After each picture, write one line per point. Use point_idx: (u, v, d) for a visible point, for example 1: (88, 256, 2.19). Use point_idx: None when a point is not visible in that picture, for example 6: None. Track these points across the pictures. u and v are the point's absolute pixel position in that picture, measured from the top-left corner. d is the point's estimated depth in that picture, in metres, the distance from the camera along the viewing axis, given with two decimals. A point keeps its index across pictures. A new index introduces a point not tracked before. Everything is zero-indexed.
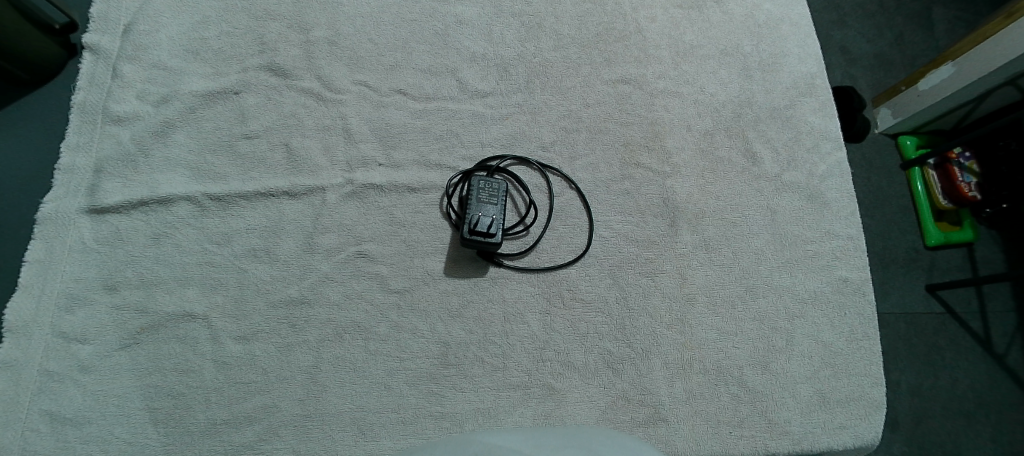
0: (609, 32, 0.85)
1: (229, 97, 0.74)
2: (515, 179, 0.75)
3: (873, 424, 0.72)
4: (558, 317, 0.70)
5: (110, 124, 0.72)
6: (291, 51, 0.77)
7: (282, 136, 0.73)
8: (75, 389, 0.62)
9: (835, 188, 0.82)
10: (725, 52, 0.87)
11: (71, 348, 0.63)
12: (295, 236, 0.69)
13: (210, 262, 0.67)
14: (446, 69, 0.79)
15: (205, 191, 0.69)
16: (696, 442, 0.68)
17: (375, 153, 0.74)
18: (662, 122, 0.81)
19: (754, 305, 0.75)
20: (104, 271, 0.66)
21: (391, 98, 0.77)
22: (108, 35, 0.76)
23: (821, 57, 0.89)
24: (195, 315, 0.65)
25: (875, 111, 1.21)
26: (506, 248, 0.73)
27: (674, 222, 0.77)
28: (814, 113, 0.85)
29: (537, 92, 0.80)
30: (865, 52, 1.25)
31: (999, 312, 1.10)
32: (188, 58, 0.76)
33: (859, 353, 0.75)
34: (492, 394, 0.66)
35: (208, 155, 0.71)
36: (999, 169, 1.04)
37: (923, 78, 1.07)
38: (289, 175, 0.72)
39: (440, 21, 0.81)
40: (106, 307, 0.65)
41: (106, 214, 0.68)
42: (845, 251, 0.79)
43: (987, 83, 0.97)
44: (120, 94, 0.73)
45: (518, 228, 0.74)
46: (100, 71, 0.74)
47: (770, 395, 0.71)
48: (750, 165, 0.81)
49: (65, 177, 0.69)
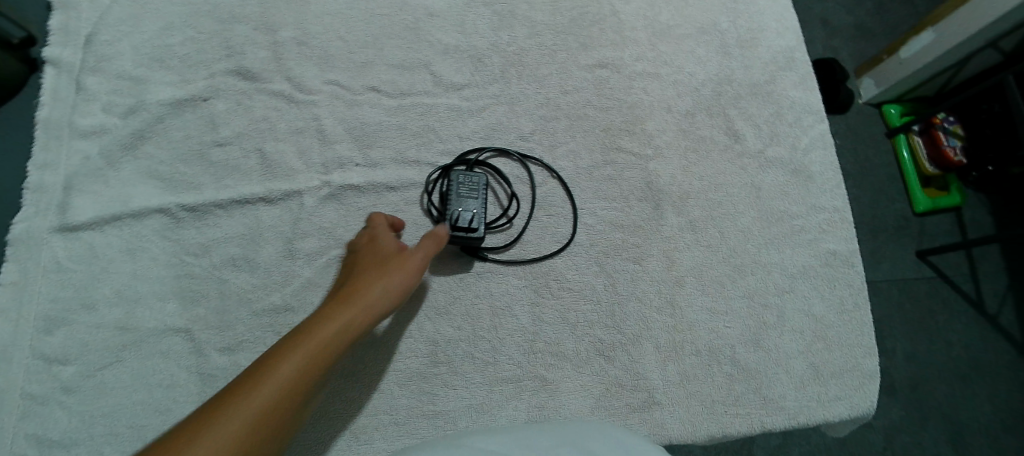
0: (583, 17, 0.83)
1: (198, 105, 0.72)
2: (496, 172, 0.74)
3: (867, 393, 0.72)
4: (547, 308, 0.70)
5: (77, 139, 0.70)
6: (258, 54, 0.75)
7: (254, 141, 0.72)
8: (59, 411, 0.60)
9: (819, 161, 0.81)
10: (702, 30, 0.86)
11: (53, 370, 0.62)
12: (275, 242, 0.68)
13: (189, 274, 0.66)
14: (419, 63, 0.78)
15: (179, 202, 0.68)
16: (693, 424, 0.68)
17: (351, 153, 0.72)
18: (641, 105, 0.80)
19: (742, 283, 0.74)
20: (81, 290, 0.65)
21: (365, 96, 0.75)
22: (70, 47, 0.73)
23: (799, 30, 0.89)
24: (177, 329, 0.64)
25: (858, 81, 1.20)
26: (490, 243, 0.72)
27: (658, 205, 0.76)
28: (794, 86, 0.85)
29: (513, 82, 0.79)
30: (845, 23, 1.24)
31: (990, 274, 1.10)
32: (153, 67, 0.73)
33: (850, 324, 0.75)
34: (485, 389, 0.65)
35: (180, 165, 0.70)
36: (984, 132, 1.03)
37: (904, 46, 1.06)
38: (264, 180, 0.70)
39: (410, 14, 0.79)
40: (86, 326, 0.63)
41: (79, 232, 0.66)
42: (832, 224, 0.79)
43: (969, 46, 0.96)
44: (85, 108, 0.71)
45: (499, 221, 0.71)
46: (63, 85, 0.71)
47: (763, 371, 0.71)
48: (733, 143, 0.80)
49: (34, 196, 0.67)
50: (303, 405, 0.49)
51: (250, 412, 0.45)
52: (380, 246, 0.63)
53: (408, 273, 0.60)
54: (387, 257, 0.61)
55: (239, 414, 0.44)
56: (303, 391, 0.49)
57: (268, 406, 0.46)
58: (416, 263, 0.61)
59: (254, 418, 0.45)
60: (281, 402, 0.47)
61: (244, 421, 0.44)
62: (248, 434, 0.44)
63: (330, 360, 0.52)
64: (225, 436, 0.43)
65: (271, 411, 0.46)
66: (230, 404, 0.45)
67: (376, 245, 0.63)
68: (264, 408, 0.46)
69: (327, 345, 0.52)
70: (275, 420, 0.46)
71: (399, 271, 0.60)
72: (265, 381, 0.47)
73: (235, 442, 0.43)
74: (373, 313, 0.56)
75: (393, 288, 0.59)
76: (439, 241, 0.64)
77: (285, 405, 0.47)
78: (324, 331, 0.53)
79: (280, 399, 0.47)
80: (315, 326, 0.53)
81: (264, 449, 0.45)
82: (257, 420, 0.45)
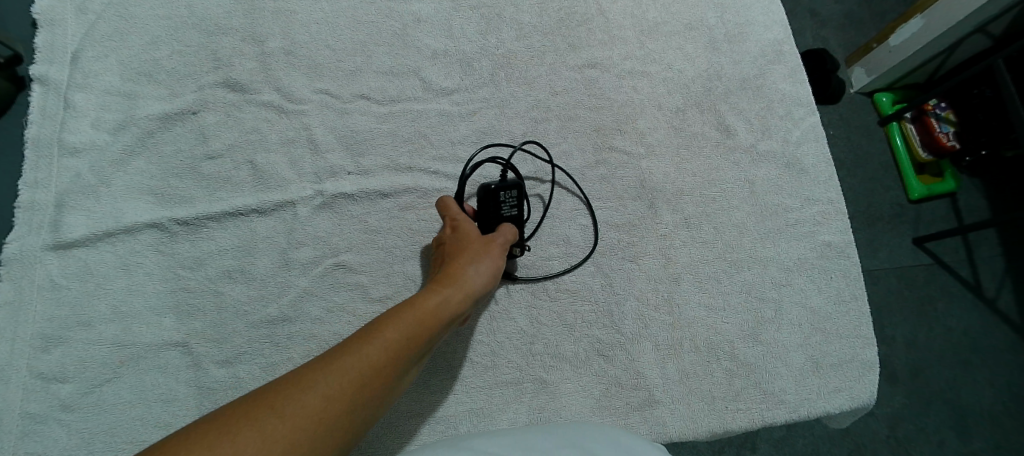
0: (570, 17, 0.83)
1: (187, 118, 0.72)
2: (519, 195, 0.65)
3: (867, 384, 0.73)
4: (545, 310, 0.70)
5: (67, 156, 0.69)
6: (246, 65, 0.75)
7: (245, 153, 0.72)
8: (59, 430, 0.60)
9: (811, 154, 0.82)
10: (690, 26, 0.86)
11: (51, 389, 0.61)
12: (269, 254, 0.68)
13: (185, 288, 0.66)
14: (408, 69, 0.77)
15: (172, 216, 0.68)
16: (694, 420, 0.68)
17: (343, 161, 0.72)
18: (631, 104, 0.80)
19: (739, 278, 0.74)
20: (76, 308, 0.64)
21: (354, 104, 0.75)
22: (56, 64, 0.72)
23: (787, 23, 0.89)
24: (175, 344, 0.64)
25: (849, 71, 1.20)
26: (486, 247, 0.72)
27: (652, 203, 0.76)
28: (784, 79, 0.85)
29: (502, 85, 0.78)
30: (834, 13, 1.24)
31: (987, 259, 1.10)
32: (141, 81, 0.73)
33: (848, 316, 0.75)
34: (485, 393, 0.66)
35: (173, 179, 0.70)
36: (976, 117, 1.04)
37: (893, 33, 1.07)
38: (256, 191, 0.70)
39: (397, 20, 0.79)
40: (82, 343, 0.63)
41: (72, 249, 0.66)
42: (827, 216, 0.79)
43: (958, 32, 0.96)
44: (75, 124, 0.70)
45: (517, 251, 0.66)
46: (51, 102, 0.71)
47: (761, 365, 0.71)
48: (725, 138, 0.80)
49: (25, 214, 0.66)
50: (406, 372, 0.50)
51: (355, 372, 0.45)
52: (465, 229, 0.63)
53: (494, 256, 0.61)
54: (472, 240, 0.61)
55: (348, 370, 0.45)
56: (404, 358, 0.49)
57: (375, 366, 0.47)
58: (500, 248, 0.62)
59: (362, 374, 0.45)
60: (388, 364, 0.48)
61: (354, 376, 0.45)
62: (357, 388, 0.45)
63: (430, 331, 0.52)
64: (336, 387, 0.44)
65: (378, 373, 0.46)
66: (339, 358, 0.46)
67: (465, 228, 0.63)
68: (371, 367, 0.46)
69: (426, 317, 0.52)
70: (381, 380, 0.47)
71: (486, 252, 0.60)
72: (372, 342, 0.48)
73: (346, 394, 0.44)
74: (465, 291, 0.57)
75: (482, 270, 0.59)
76: (513, 237, 0.64)
77: (391, 367, 0.48)
78: (423, 305, 0.53)
79: (384, 362, 0.47)
80: (414, 299, 0.54)
81: (370, 406, 0.45)
82: (365, 377, 0.45)
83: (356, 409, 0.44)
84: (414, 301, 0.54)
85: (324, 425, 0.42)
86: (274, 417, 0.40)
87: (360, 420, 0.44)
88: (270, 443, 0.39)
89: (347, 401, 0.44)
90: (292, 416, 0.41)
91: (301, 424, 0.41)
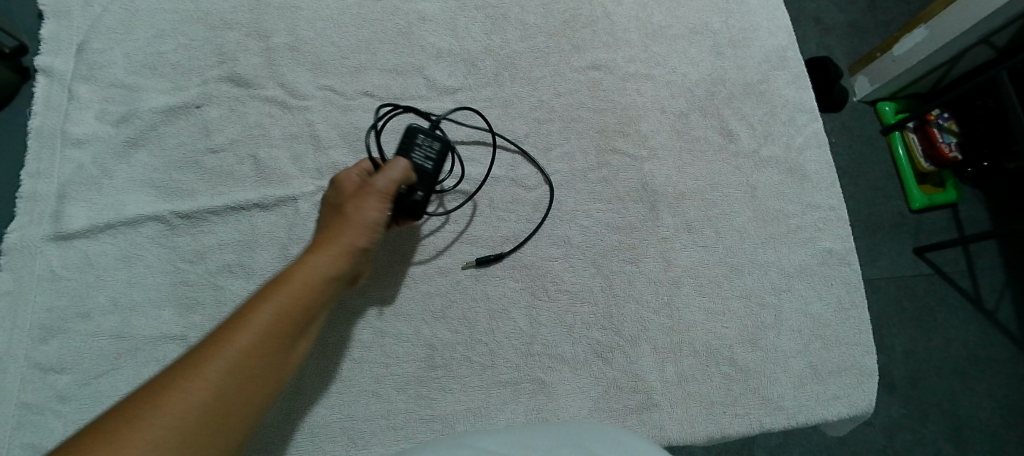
0: (575, 19, 0.83)
1: (191, 112, 0.72)
2: (439, 153, 0.64)
3: (865, 391, 0.73)
4: (544, 311, 0.69)
5: (70, 147, 0.69)
6: (251, 61, 0.75)
7: (248, 148, 0.72)
8: (55, 421, 0.60)
9: (814, 160, 0.82)
10: (695, 31, 0.86)
11: (48, 379, 0.61)
12: (269, 249, 0.68)
13: (184, 281, 0.66)
14: (412, 68, 0.78)
15: (174, 210, 0.68)
16: (691, 425, 0.68)
17: (345, 158, 0.72)
18: (635, 106, 0.81)
19: (739, 283, 0.74)
20: (75, 299, 0.64)
21: (358, 101, 0.75)
22: (62, 56, 0.72)
23: (792, 29, 0.89)
24: (173, 337, 0.64)
25: (852, 79, 1.20)
26: (476, 233, 0.72)
27: (653, 206, 0.76)
28: (788, 85, 0.85)
29: (506, 85, 0.79)
30: (838, 21, 1.24)
31: (988, 269, 1.10)
32: (146, 74, 0.73)
33: (848, 323, 0.75)
34: (482, 392, 0.66)
35: (174, 172, 0.70)
36: (978, 128, 1.04)
37: (897, 43, 1.07)
38: (258, 187, 0.70)
39: (402, 18, 0.79)
40: (81, 335, 0.63)
41: (73, 240, 0.66)
42: (829, 222, 0.79)
43: (962, 43, 0.97)
44: (79, 116, 0.70)
45: (417, 197, 0.62)
46: (55, 93, 0.71)
47: (760, 370, 0.71)
48: (727, 143, 0.80)
49: (27, 205, 0.66)
50: (289, 342, 0.51)
51: (235, 349, 0.47)
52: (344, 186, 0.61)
53: (374, 204, 0.59)
54: (350, 198, 0.60)
55: (223, 353, 0.46)
56: (287, 326, 0.51)
57: (246, 347, 0.47)
58: (382, 194, 0.59)
59: (244, 349, 0.47)
60: (269, 333, 0.49)
61: (228, 360, 0.46)
62: (243, 361, 0.46)
63: (311, 295, 0.53)
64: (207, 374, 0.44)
65: (252, 351, 0.47)
66: (210, 348, 0.46)
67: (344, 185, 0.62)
68: (249, 342, 0.48)
69: (303, 284, 0.53)
70: (266, 348, 0.48)
71: (364, 205, 0.59)
72: (243, 327, 0.48)
73: (223, 377, 0.45)
74: (340, 255, 0.57)
75: (360, 224, 0.59)
76: (402, 176, 0.60)
77: (274, 335, 0.49)
78: (298, 274, 0.54)
79: (258, 339, 0.48)
80: (287, 271, 0.54)
81: (260, 375, 0.47)
82: (246, 351, 0.47)
83: (246, 380, 0.46)
84: (283, 278, 0.53)
85: (204, 411, 0.43)
86: (149, 414, 0.41)
87: (247, 399, 0.46)
88: (156, 432, 0.40)
89: (223, 382, 0.45)
90: (164, 408, 0.41)
91: (188, 408, 0.42)
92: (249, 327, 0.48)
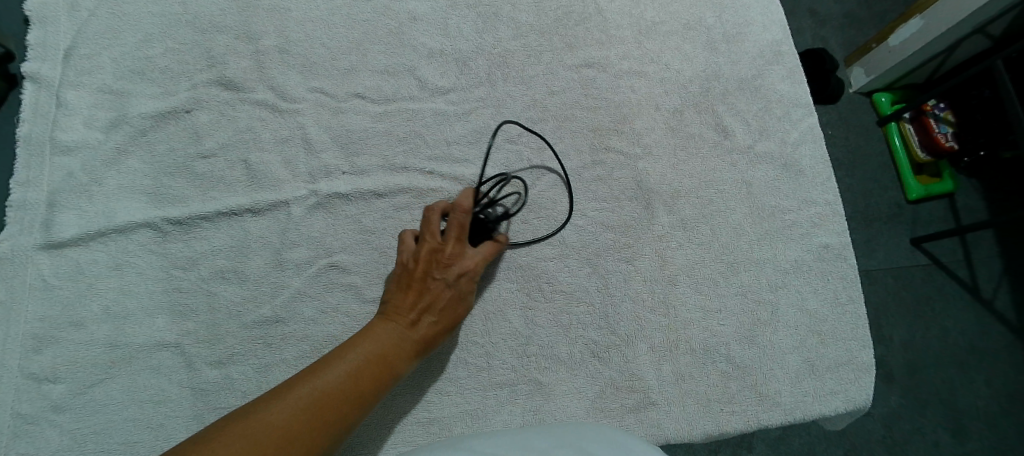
0: (567, 17, 0.82)
1: (181, 117, 0.72)
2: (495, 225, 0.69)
3: (863, 386, 0.73)
4: (540, 311, 0.69)
5: (59, 155, 0.69)
6: (241, 64, 0.74)
7: (238, 152, 0.71)
8: (51, 430, 0.60)
9: (809, 155, 0.81)
10: (688, 26, 0.85)
11: (42, 389, 0.61)
12: (262, 254, 0.67)
13: (177, 288, 0.66)
14: (403, 68, 0.77)
15: (165, 216, 0.67)
16: (688, 423, 0.68)
17: (337, 161, 0.72)
18: (628, 104, 0.80)
19: (736, 279, 0.74)
20: (67, 308, 0.64)
21: (350, 103, 0.74)
22: (48, 62, 0.72)
23: (786, 23, 0.88)
24: (167, 344, 0.64)
25: (848, 71, 1.19)
26: None
27: (648, 204, 0.75)
28: (782, 81, 0.84)
29: (498, 84, 0.78)
30: (833, 13, 1.24)
31: (986, 259, 1.10)
32: (134, 79, 0.73)
33: (845, 318, 0.75)
34: (479, 394, 0.66)
35: (165, 178, 0.69)
36: (974, 117, 1.04)
37: (893, 34, 1.06)
38: (250, 191, 0.69)
39: (393, 18, 0.79)
40: (74, 343, 0.63)
41: (64, 249, 0.65)
42: (824, 217, 0.79)
43: (958, 32, 0.96)
44: (67, 122, 0.70)
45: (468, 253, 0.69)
46: (43, 101, 0.70)
47: (757, 368, 0.71)
48: (722, 139, 0.80)
49: (17, 214, 0.66)
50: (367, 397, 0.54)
51: (318, 389, 0.52)
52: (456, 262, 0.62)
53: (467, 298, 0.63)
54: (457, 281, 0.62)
55: (307, 391, 0.51)
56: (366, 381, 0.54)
57: (327, 388, 0.52)
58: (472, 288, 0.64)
59: (325, 392, 0.52)
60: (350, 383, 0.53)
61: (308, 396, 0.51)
62: (322, 405, 0.51)
63: (391, 358, 0.57)
64: (300, 409, 0.49)
65: (332, 398, 0.52)
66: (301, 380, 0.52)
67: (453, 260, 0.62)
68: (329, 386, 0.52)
69: (388, 347, 0.57)
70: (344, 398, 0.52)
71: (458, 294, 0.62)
72: (332, 367, 0.54)
73: (303, 413, 0.49)
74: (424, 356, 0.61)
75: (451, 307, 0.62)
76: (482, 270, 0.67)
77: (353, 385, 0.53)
78: (382, 335, 0.58)
79: (337, 386, 0.52)
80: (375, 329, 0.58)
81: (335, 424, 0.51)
82: (326, 394, 0.51)
83: (321, 424, 0.50)
84: (370, 336, 0.58)
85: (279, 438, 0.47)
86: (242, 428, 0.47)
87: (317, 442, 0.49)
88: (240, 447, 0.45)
89: (299, 413, 0.49)
90: (262, 430, 0.47)
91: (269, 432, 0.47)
92: (337, 375, 0.53)
